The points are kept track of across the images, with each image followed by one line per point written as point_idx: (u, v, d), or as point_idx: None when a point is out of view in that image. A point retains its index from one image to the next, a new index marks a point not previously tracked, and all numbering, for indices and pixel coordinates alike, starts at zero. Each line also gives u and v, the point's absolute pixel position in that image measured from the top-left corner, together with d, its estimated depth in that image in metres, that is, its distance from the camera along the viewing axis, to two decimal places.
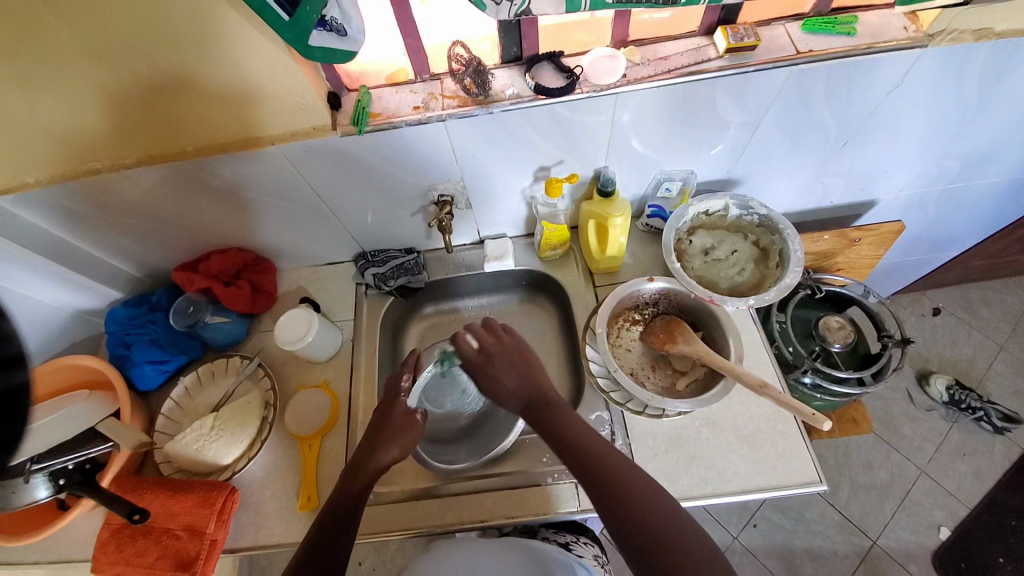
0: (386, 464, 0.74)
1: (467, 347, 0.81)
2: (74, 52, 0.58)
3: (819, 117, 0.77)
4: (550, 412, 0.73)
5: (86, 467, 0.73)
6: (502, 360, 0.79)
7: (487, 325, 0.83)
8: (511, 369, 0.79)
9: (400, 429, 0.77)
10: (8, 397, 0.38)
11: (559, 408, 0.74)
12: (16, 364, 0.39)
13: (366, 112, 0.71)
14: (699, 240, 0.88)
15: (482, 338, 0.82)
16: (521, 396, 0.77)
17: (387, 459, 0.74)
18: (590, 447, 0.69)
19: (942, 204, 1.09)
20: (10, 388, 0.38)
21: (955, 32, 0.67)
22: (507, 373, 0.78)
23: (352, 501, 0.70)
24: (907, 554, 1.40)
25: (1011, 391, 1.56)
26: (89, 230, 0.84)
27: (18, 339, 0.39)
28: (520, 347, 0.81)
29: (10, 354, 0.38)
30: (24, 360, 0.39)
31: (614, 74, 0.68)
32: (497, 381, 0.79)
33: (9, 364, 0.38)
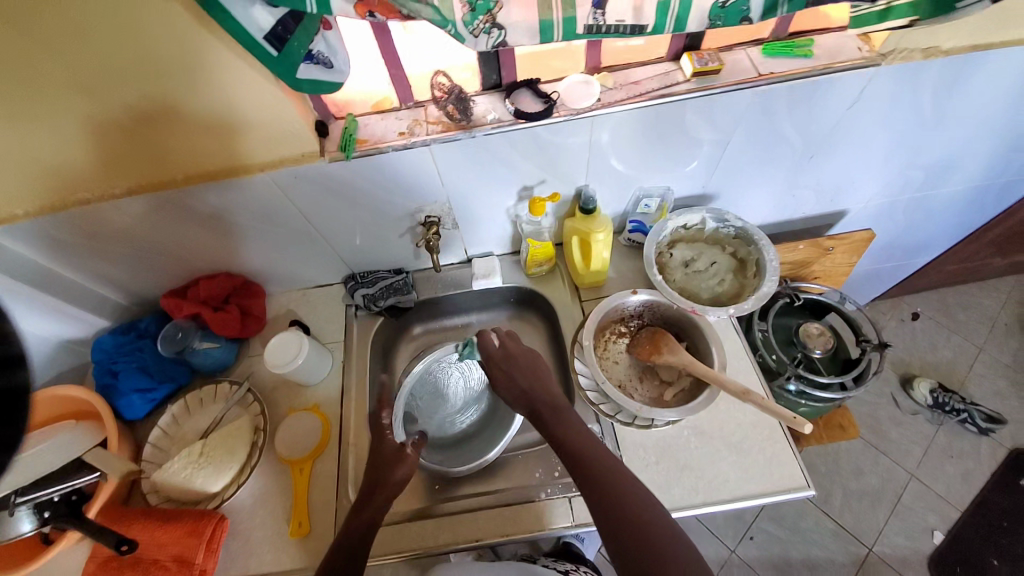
0: (402, 480, 0.76)
1: (491, 345, 0.85)
2: (67, 87, 0.60)
3: (785, 133, 0.82)
4: (556, 418, 0.77)
5: (71, 498, 0.72)
6: (519, 364, 0.83)
7: (511, 332, 0.87)
8: (521, 375, 0.82)
9: (411, 446, 0.79)
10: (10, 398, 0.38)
11: (566, 413, 0.77)
12: (18, 365, 0.39)
13: (353, 139, 0.73)
14: (679, 253, 0.92)
15: (505, 339, 0.86)
16: (528, 401, 0.80)
17: (404, 473, 0.76)
18: (589, 452, 0.72)
19: (910, 212, 1.14)
20: (13, 389, 0.38)
21: (906, 50, 0.72)
22: (527, 373, 0.82)
23: (370, 519, 0.72)
24: (902, 560, 1.40)
25: (992, 392, 1.60)
26: (77, 259, 0.84)
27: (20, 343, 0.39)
28: (533, 354, 0.85)
29: (15, 371, 0.39)
30: (26, 367, 0.39)
31: (589, 98, 0.72)
32: (517, 380, 0.82)
33: (9, 364, 0.38)
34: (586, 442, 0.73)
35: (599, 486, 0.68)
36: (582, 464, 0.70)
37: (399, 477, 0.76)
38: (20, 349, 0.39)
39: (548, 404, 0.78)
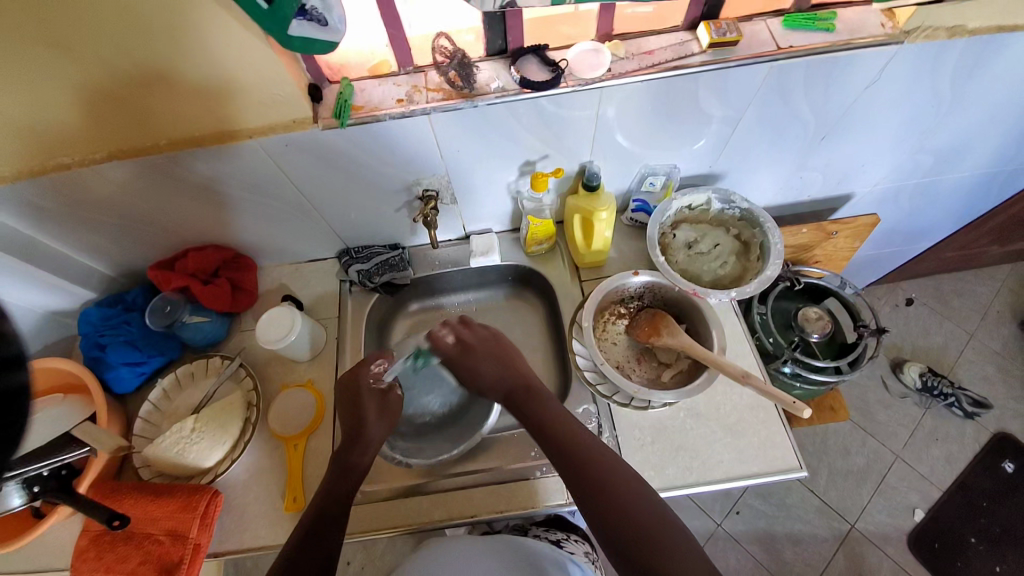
0: (379, 438, 0.76)
1: (445, 345, 0.81)
2: (37, 42, 0.55)
3: (798, 112, 0.79)
4: (533, 404, 0.75)
5: (62, 473, 0.70)
6: (484, 352, 0.80)
7: (461, 321, 0.84)
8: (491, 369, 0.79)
9: (390, 411, 0.78)
10: (9, 398, 0.37)
11: (542, 398, 0.76)
12: (18, 364, 0.38)
13: (348, 105, 0.69)
14: (682, 233, 0.90)
15: (459, 331, 0.82)
16: (503, 387, 0.78)
17: (378, 434, 0.76)
18: (574, 437, 0.70)
19: (915, 197, 1.12)
20: (10, 389, 0.37)
21: (930, 28, 0.69)
22: (492, 362, 0.80)
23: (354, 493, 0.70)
24: (883, 537, 1.45)
25: (978, 378, 1.62)
26: (57, 227, 0.81)
27: (17, 341, 0.39)
28: (492, 337, 0.83)
29: (10, 356, 0.38)
30: (24, 362, 0.38)
31: (599, 68, 0.69)
32: (479, 373, 0.79)
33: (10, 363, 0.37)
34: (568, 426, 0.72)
35: (590, 472, 0.67)
36: (569, 450, 0.69)
37: (366, 458, 0.74)
38: (21, 346, 0.39)
39: (527, 391, 0.76)
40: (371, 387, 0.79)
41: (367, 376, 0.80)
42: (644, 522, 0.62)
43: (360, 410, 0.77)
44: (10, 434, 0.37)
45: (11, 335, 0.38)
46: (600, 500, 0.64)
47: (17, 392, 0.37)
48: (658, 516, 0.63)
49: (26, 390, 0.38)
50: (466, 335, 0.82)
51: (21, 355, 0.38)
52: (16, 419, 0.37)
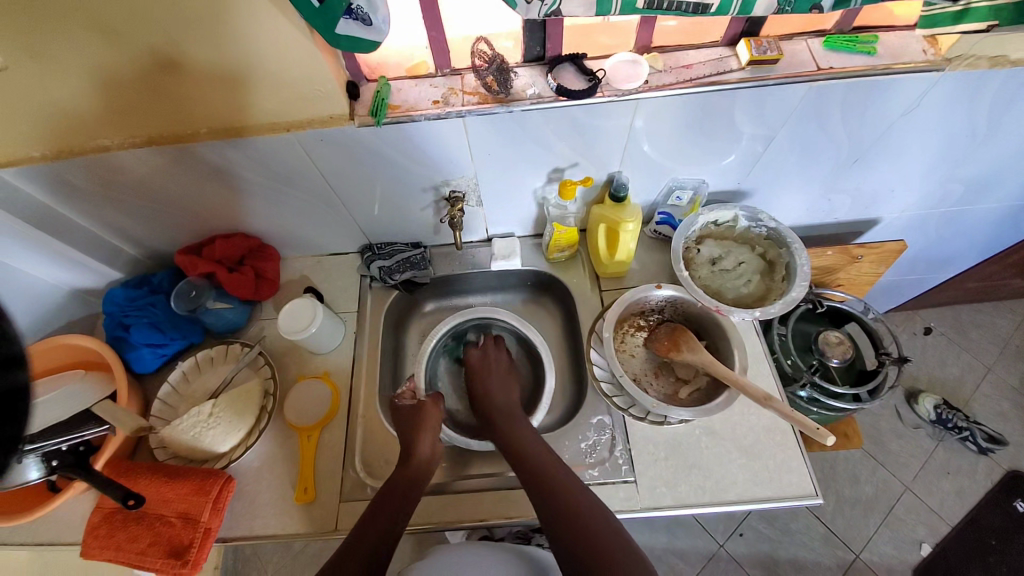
0: (428, 449, 0.77)
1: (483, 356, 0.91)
2: (91, 27, 0.57)
3: (833, 133, 0.78)
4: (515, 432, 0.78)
5: (79, 449, 0.73)
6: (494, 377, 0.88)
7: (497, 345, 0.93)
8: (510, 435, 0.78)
9: (430, 426, 0.80)
10: (9, 398, 0.36)
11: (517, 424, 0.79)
12: (18, 364, 0.37)
13: (384, 104, 0.70)
14: (707, 249, 0.89)
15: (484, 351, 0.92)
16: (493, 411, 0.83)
17: (428, 450, 0.77)
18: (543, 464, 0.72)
19: (943, 226, 1.10)
20: (10, 389, 0.36)
21: (972, 57, 0.68)
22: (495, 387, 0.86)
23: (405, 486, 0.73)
24: (888, 569, 1.42)
25: (996, 413, 1.59)
26: (90, 206, 0.82)
27: (19, 341, 0.38)
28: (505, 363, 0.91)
29: (12, 354, 0.37)
30: (25, 360, 0.38)
31: (635, 79, 0.68)
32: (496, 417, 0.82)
33: (9, 363, 0.36)
34: (588, 508, 0.67)
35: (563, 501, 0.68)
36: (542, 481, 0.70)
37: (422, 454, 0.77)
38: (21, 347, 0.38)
39: (541, 474, 0.71)
40: (405, 406, 0.84)
41: (402, 400, 0.85)
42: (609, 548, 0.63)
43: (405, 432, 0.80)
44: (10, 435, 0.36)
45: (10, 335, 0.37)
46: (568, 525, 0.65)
47: (16, 392, 0.36)
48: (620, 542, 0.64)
49: (24, 390, 0.37)
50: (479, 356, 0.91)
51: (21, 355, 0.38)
52: (17, 420, 0.36)
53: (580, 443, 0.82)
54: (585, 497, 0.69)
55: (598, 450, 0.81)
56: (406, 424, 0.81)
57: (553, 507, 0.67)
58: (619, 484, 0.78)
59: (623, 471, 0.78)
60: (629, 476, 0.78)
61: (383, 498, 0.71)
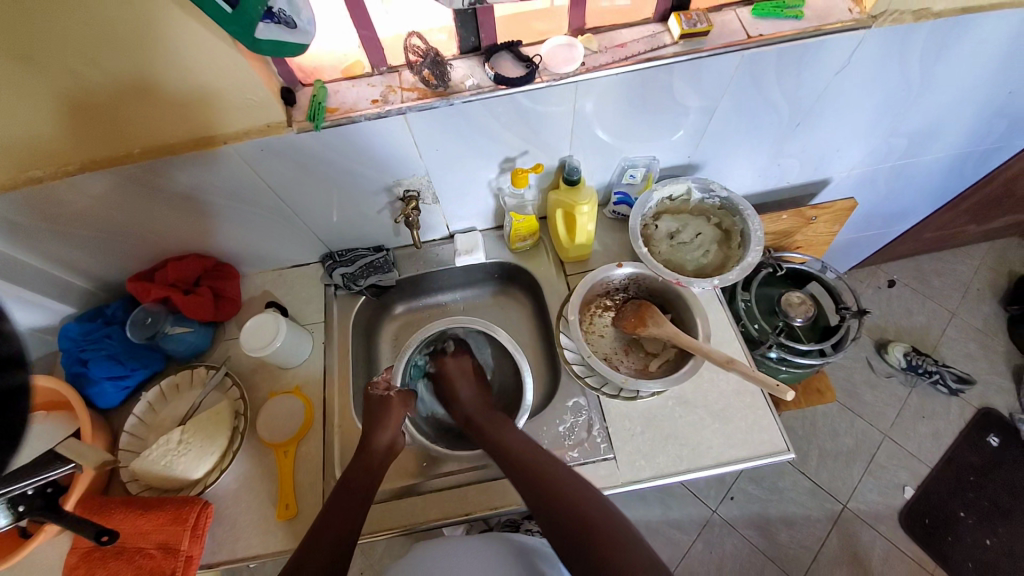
0: (389, 440, 0.77)
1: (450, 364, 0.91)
2: (0, 54, 0.54)
3: (771, 98, 0.80)
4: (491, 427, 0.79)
5: (47, 490, 0.69)
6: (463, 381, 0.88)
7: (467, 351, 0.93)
8: (503, 444, 0.76)
9: (398, 414, 0.80)
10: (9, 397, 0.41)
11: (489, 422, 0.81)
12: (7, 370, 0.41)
13: (322, 107, 0.69)
14: (664, 224, 0.90)
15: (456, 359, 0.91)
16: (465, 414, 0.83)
17: (386, 440, 0.77)
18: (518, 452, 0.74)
19: (891, 180, 1.14)
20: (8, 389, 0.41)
21: (895, 12, 0.70)
22: (469, 387, 0.87)
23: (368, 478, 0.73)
24: (874, 515, 1.48)
25: (960, 355, 1.66)
26: (31, 242, 0.79)
27: (17, 339, 0.42)
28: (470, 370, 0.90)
29: (10, 356, 0.42)
30: (22, 363, 0.43)
31: (573, 62, 0.69)
32: (475, 416, 0.83)
33: (8, 363, 0.41)
34: (593, 508, 0.67)
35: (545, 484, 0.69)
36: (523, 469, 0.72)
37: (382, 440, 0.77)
38: (20, 345, 0.43)
39: (538, 479, 0.70)
40: (378, 396, 0.82)
41: (374, 390, 0.84)
42: (592, 520, 0.65)
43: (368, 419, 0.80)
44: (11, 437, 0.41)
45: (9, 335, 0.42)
46: (552, 507, 0.67)
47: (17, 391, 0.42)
48: (603, 513, 0.66)
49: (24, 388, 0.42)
50: (457, 362, 0.91)
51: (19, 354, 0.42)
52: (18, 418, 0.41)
53: (558, 426, 0.83)
54: (567, 477, 0.71)
55: (576, 432, 0.82)
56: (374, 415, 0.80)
57: (535, 491, 0.69)
58: (599, 463, 0.79)
59: (602, 450, 0.80)
60: (608, 454, 0.79)
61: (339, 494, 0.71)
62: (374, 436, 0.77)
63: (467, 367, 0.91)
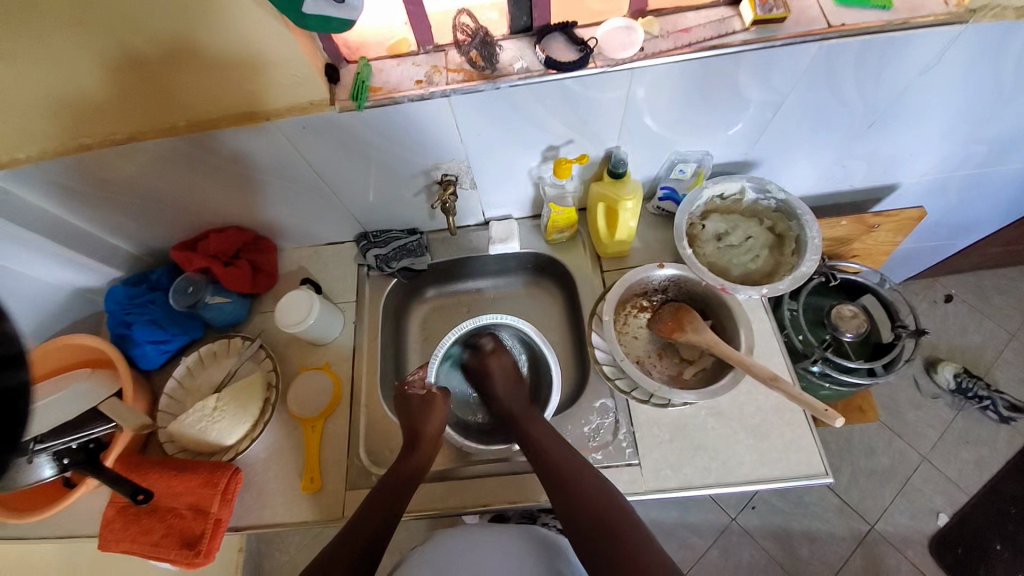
0: (435, 433, 0.78)
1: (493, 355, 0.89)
2: (55, 19, 0.54)
3: (846, 95, 0.73)
4: (523, 427, 0.78)
5: (90, 446, 0.74)
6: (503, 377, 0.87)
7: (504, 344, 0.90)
8: (548, 462, 0.71)
9: (440, 411, 0.80)
10: (10, 397, 0.37)
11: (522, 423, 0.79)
12: (17, 364, 0.38)
13: (366, 86, 0.67)
14: (712, 224, 0.85)
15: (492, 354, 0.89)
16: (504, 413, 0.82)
17: (435, 429, 0.78)
18: (546, 452, 0.73)
19: (967, 189, 1.04)
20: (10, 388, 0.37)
21: (999, 6, 0.62)
22: (499, 394, 0.85)
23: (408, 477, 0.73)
24: (904, 539, 1.41)
25: (1019, 381, 1.54)
26: (83, 206, 0.81)
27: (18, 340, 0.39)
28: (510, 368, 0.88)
29: (12, 354, 0.38)
30: (24, 360, 0.39)
31: (631, 46, 0.64)
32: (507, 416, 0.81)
33: (8, 363, 0.37)
34: (621, 516, 0.65)
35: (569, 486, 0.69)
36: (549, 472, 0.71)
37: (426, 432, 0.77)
38: (24, 346, 0.39)
39: (563, 480, 0.69)
40: (415, 396, 0.83)
41: (413, 389, 0.84)
42: (614, 523, 0.64)
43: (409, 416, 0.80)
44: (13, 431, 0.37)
45: None
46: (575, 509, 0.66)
47: (17, 391, 0.38)
48: (626, 517, 0.65)
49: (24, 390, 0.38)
50: (484, 369, 0.87)
51: (21, 356, 0.39)
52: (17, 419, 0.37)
53: (584, 427, 0.81)
54: (592, 479, 0.70)
55: (601, 434, 0.80)
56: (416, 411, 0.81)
57: (560, 492, 0.69)
58: (623, 468, 0.77)
59: (627, 454, 0.77)
60: (634, 459, 0.77)
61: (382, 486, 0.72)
62: (421, 429, 0.78)
63: (508, 365, 0.88)
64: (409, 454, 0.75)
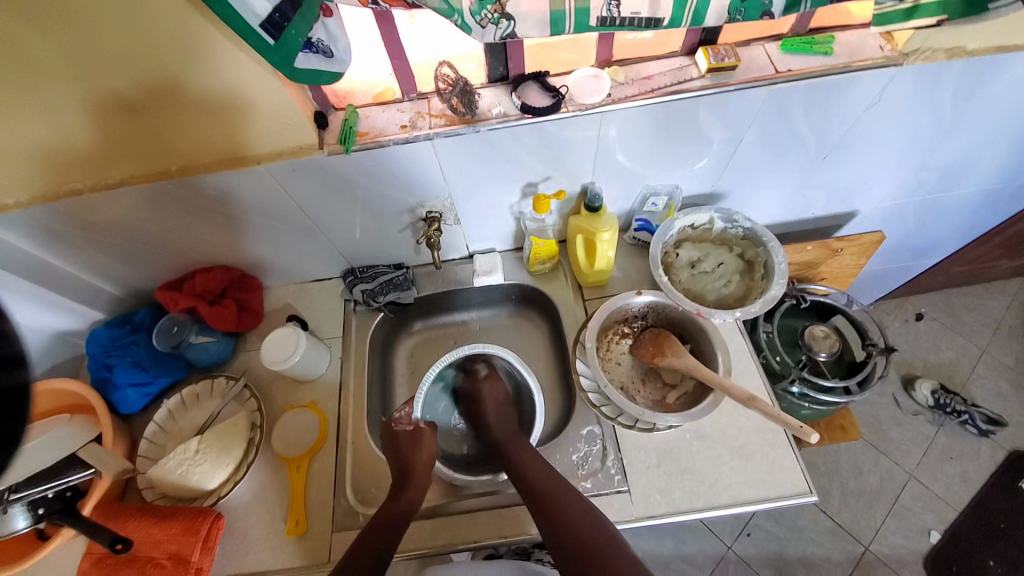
0: (427, 461, 0.79)
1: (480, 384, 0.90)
2: (57, 73, 0.57)
3: (799, 131, 0.79)
4: (517, 454, 0.78)
5: (66, 494, 0.71)
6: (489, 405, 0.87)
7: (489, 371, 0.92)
8: (540, 489, 0.72)
9: (429, 441, 0.82)
10: (11, 397, 0.40)
11: (518, 450, 0.79)
12: (17, 363, 0.41)
13: (352, 131, 0.71)
14: (685, 252, 0.90)
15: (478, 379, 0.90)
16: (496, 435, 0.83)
17: (425, 462, 0.79)
18: (535, 476, 0.74)
19: (921, 213, 1.11)
20: (14, 387, 0.40)
21: (927, 50, 0.70)
22: (489, 423, 0.85)
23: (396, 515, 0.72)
24: (899, 560, 1.41)
25: (992, 395, 1.59)
26: (69, 249, 0.82)
27: (17, 339, 0.41)
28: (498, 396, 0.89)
29: (11, 354, 0.41)
30: (24, 359, 0.41)
31: (600, 93, 0.70)
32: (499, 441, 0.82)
33: (10, 362, 0.40)
34: (607, 543, 0.67)
35: (558, 512, 0.69)
36: (539, 497, 0.71)
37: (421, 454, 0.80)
38: (21, 346, 0.42)
39: (551, 506, 0.70)
40: (403, 431, 0.83)
41: (398, 425, 0.85)
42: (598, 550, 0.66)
43: (398, 448, 0.81)
44: (9, 432, 0.40)
45: None
46: (564, 537, 0.67)
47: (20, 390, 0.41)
48: (610, 543, 0.67)
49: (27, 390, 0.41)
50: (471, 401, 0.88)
51: (21, 354, 0.41)
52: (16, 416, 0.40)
53: (572, 455, 0.81)
54: (580, 505, 0.70)
55: (590, 462, 0.80)
56: (405, 444, 0.81)
57: (549, 520, 0.69)
58: (612, 495, 0.77)
59: (616, 481, 0.78)
60: (623, 486, 0.78)
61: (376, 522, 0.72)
62: (414, 457, 0.79)
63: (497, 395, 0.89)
64: (401, 493, 0.74)
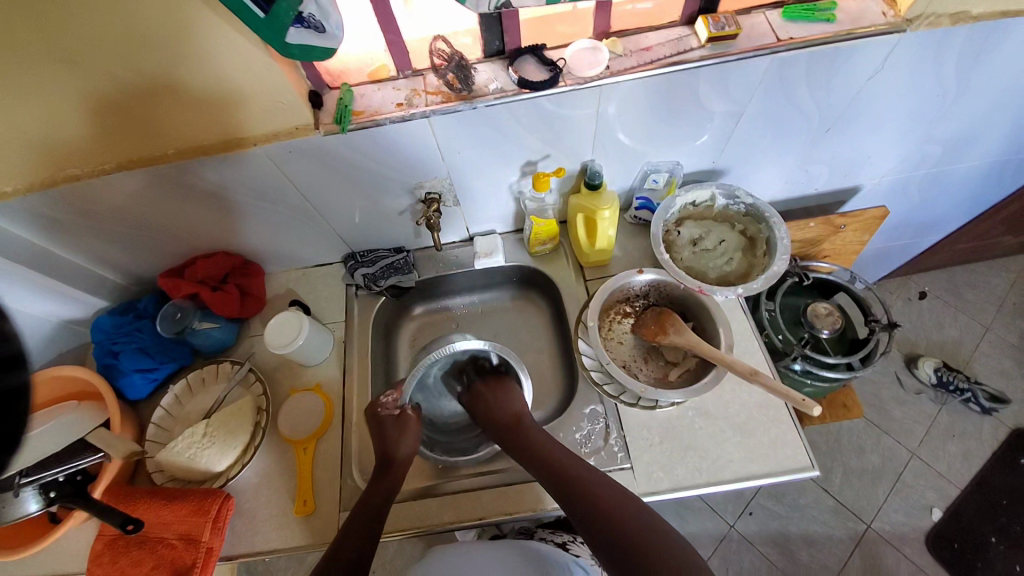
0: (408, 454, 0.78)
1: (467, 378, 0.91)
2: (49, 57, 0.56)
3: (800, 104, 0.78)
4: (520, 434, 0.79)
5: (76, 478, 0.73)
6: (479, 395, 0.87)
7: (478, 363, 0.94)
8: (551, 459, 0.74)
9: (412, 429, 0.81)
10: (8, 398, 0.37)
11: (525, 428, 0.80)
12: (15, 365, 0.38)
13: (348, 110, 0.70)
14: (687, 231, 0.89)
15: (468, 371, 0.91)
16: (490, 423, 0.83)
17: (408, 449, 0.79)
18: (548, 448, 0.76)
19: (925, 188, 1.10)
20: (9, 389, 0.37)
21: (933, 15, 0.68)
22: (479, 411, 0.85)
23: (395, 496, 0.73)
24: (901, 536, 1.42)
25: (996, 371, 1.59)
26: (70, 237, 0.82)
27: (17, 338, 0.38)
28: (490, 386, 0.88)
29: (10, 354, 0.37)
30: (23, 360, 0.38)
31: (597, 66, 0.69)
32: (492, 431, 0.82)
33: (8, 364, 0.37)
34: (624, 505, 0.68)
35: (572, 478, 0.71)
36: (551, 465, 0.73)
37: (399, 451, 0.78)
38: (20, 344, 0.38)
39: (565, 473, 0.72)
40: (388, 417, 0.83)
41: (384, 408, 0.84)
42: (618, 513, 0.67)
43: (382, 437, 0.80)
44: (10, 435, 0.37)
45: (10, 334, 0.38)
46: (582, 499, 0.69)
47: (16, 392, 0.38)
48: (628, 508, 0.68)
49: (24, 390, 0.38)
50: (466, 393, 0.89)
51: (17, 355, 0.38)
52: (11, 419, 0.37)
53: (575, 433, 0.82)
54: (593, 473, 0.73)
55: (593, 440, 0.81)
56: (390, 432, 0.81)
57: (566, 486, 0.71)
58: (615, 472, 0.78)
59: (619, 458, 0.79)
60: (626, 463, 0.78)
61: (358, 514, 0.72)
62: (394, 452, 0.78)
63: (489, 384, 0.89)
64: (384, 473, 0.76)
